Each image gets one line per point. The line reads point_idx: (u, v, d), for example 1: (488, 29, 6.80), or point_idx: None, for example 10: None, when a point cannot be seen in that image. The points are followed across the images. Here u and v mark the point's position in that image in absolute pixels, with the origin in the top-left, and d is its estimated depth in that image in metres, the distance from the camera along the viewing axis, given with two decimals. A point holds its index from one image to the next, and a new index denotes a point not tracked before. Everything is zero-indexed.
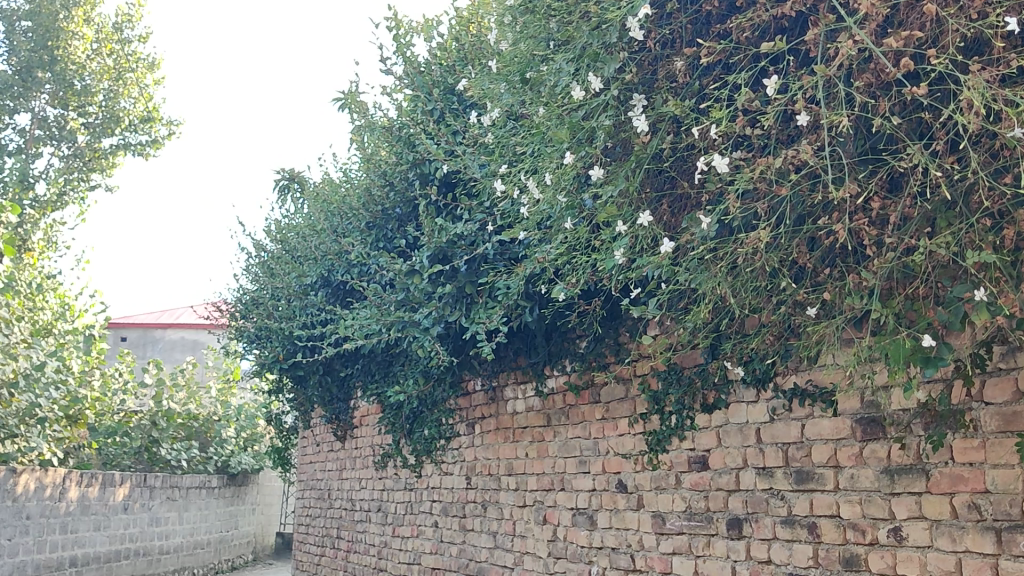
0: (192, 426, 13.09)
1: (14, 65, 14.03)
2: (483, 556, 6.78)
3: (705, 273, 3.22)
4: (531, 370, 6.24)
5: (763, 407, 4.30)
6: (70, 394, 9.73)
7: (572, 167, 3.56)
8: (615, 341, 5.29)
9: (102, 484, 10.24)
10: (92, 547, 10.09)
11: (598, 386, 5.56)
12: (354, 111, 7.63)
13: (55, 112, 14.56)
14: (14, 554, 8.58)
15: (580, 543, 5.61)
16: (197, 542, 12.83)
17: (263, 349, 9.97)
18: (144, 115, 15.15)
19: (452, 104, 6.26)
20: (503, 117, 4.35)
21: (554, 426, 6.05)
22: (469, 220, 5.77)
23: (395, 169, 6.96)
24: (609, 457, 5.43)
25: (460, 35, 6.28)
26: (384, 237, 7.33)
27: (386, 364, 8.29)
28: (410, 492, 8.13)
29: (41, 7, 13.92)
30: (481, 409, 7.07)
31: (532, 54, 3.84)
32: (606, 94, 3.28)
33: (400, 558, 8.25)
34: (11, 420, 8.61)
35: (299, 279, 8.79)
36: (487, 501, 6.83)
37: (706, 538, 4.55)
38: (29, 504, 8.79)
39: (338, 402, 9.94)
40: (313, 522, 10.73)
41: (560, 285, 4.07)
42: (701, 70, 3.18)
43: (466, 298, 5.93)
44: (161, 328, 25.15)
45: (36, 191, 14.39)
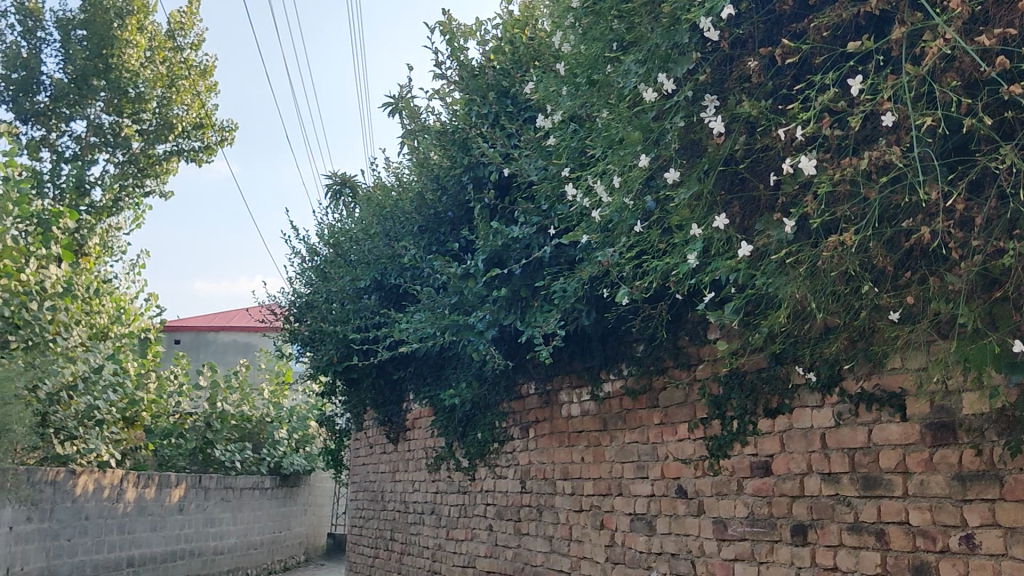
0: (245, 427, 13.22)
1: (70, 73, 14.23)
2: (539, 560, 6.74)
3: (783, 277, 3.14)
4: (587, 374, 6.19)
5: (828, 412, 4.19)
6: (128, 396, 9.89)
7: (643, 170, 3.51)
8: (675, 344, 5.22)
9: (158, 485, 10.40)
10: (149, 547, 10.23)
11: (657, 390, 5.48)
12: (406, 115, 7.65)
13: (110, 119, 14.74)
14: (74, 554, 8.70)
15: (638, 548, 5.54)
16: (251, 542, 12.98)
17: (317, 351, 10.03)
18: (197, 121, 15.50)
19: (506, 107, 6.20)
20: (564, 121, 4.30)
21: (611, 430, 5.98)
22: (526, 224, 5.71)
23: (449, 173, 6.94)
24: (668, 462, 5.34)
25: (514, 38, 6.24)
26: (437, 241, 7.35)
27: (439, 367, 8.30)
28: (464, 495, 8.13)
29: (96, 15, 14.02)
30: (535, 413, 7.01)
31: (598, 57, 3.80)
32: (679, 95, 3.24)
33: (454, 560, 8.23)
34: (71, 422, 8.74)
35: (353, 283, 8.81)
36: (542, 505, 6.78)
37: (770, 544, 4.46)
38: (87, 505, 8.92)
39: (390, 405, 9.97)
40: (367, 524, 10.78)
41: (625, 288, 4.00)
42: (775, 71, 3.13)
43: (521, 302, 5.85)
44: (213, 330, 25.56)
45: (92, 197, 14.62)
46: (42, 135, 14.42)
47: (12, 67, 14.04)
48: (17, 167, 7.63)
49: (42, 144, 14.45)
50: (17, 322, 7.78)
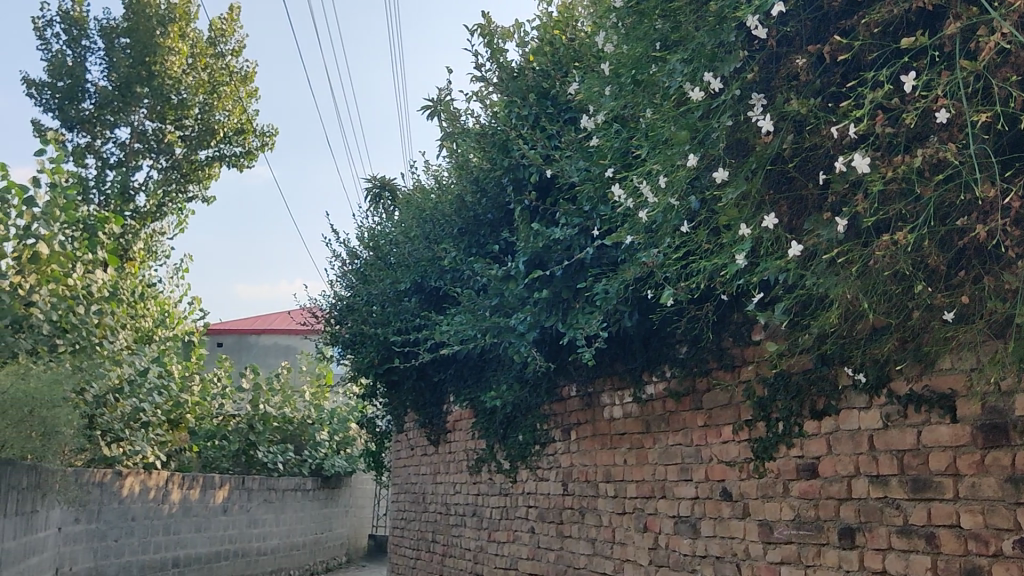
0: (287, 429, 13.33)
1: (114, 81, 14.50)
2: (583, 562, 6.71)
3: (834, 276, 3.10)
4: (629, 375, 6.16)
5: (876, 413, 4.11)
6: (173, 398, 10.02)
7: (689, 169, 3.48)
8: (718, 345, 5.17)
9: (202, 486, 10.52)
10: (194, 547, 10.35)
11: (701, 392, 5.43)
12: (445, 118, 7.67)
13: (154, 125, 14.89)
14: (121, 554, 8.82)
15: (682, 550, 5.50)
16: (294, 543, 13.08)
17: (358, 353, 10.07)
18: (238, 126, 15.60)
19: (546, 108, 6.18)
20: (607, 122, 4.29)
21: (654, 432, 5.94)
22: (567, 225, 5.68)
23: (489, 175, 6.93)
24: (713, 464, 5.29)
25: (554, 39, 6.23)
26: (477, 243, 7.35)
27: (479, 369, 8.30)
28: (506, 497, 8.12)
29: (138, 24, 14.42)
30: (577, 415, 6.99)
31: (641, 56, 3.79)
32: (727, 94, 3.22)
33: (496, 563, 8.23)
34: (117, 424, 8.86)
35: (393, 285, 8.85)
36: (585, 507, 6.75)
37: (817, 547, 4.40)
38: (133, 505, 9.05)
39: (430, 407, 9.99)
40: (408, 526, 10.80)
41: (669, 289, 3.96)
42: (823, 68, 3.10)
43: (562, 304, 5.81)
44: (255, 333, 25.83)
45: (137, 203, 14.82)
46: (87, 141, 14.64)
47: (58, 75, 14.39)
48: (64, 172, 7.70)
49: (88, 150, 14.66)
50: (65, 325, 7.71)
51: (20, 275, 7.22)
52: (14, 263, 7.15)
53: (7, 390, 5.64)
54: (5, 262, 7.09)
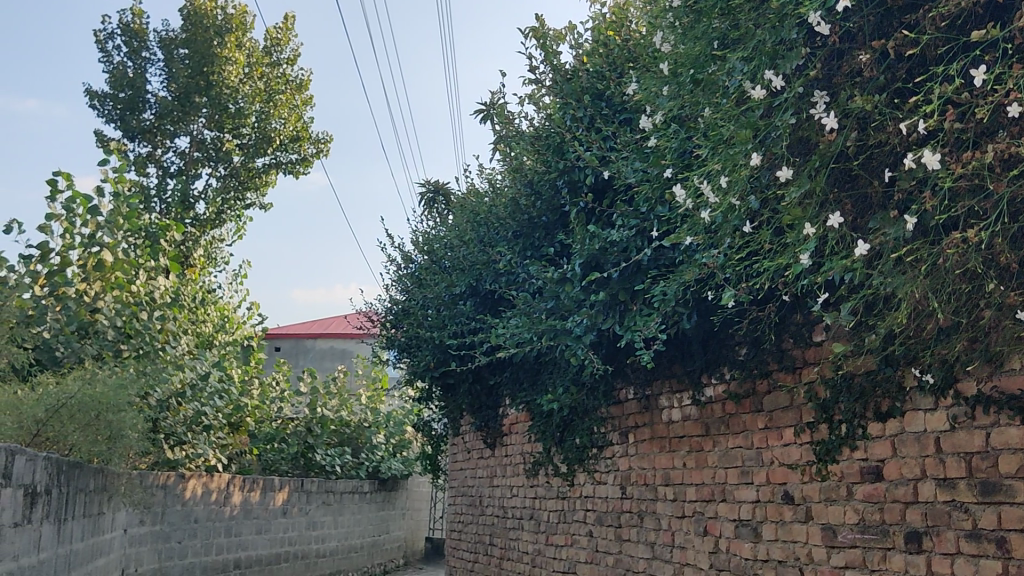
0: (344, 432, 13.46)
1: (174, 91, 14.84)
2: (642, 566, 6.67)
3: (902, 277, 3.04)
4: (688, 378, 6.11)
5: (943, 415, 4.02)
6: (233, 402, 10.19)
7: (751, 169, 3.44)
8: (779, 347, 5.10)
9: (262, 488, 10.67)
10: (255, 549, 10.51)
11: (761, 394, 5.36)
12: (499, 122, 7.68)
13: (212, 134, 15.12)
14: (184, 556, 8.99)
15: (743, 554, 5.43)
16: (352, 545, 13.20)
17: (414, 356, 10.13)
18: (294, 134, 15.75)
19: (602, 109, 6.13)
20: (664, 122, 4.26)
21: (713, 435, 5.88)
22: (624, 226, 5.65)
23: (543, 178, 6.91)
24: (774, 467, 5.22)
25: (608, 39, 6.20)
26: (531, 246, 7.35)
27: (535, 373, 8.29)
28: (563, 500, 8.11)
29: (197, 34, 14.78)
30: (635, 418, 6.95)
31: (699, 55, 3.76)
32: (789, 91, 3.19)
33: (555, 566, 8.22)
34: (180, 428, 9.05)
35: (448, 289, 8.88)
36: (644, 510, 6.71)
37: (882, 552, 4.32)
38: (196, 508, 9.22)
39: (486, 410, 10.00)
40: (465, 529, 10.83)
41: (730, 291, 3.92)
42: (887, 64, 3.06)
43: (619, 307, 5.77)
44: (312, 338, 26.10)
45: (196, 211, 15.01)
46: (148, 151, 14.95)
47: (119, 87, 14.78)
48: (127, 182, 7.88)
49: (149, 160, 14.97)
50: (129, 331, 7.82)
51: (85, 282, 7.41)
52: (80, 270, 7.36)
53: (75, 394, 5.72)
54: (71, 269, 7.31)
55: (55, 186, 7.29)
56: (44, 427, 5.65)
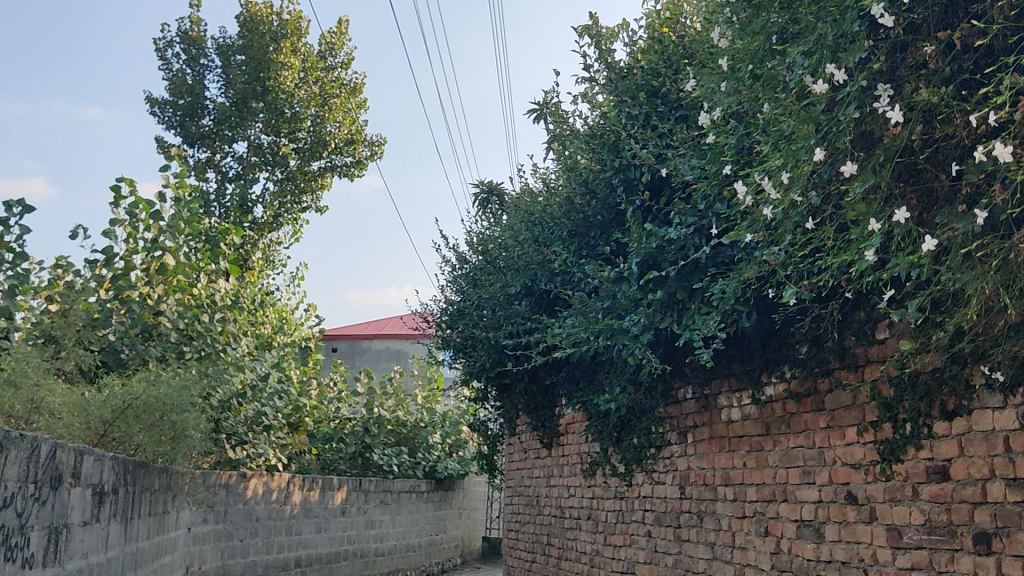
0: (401, 432, 13.57)
1: (232, 97, 15.11)
2: (702, 566, 6.62)
3: (971, 273, 2.98)
4: (747, 377, 6.04)
5: (1012, 413, 3.92)
6: (292, 402, 10.34)
7: (813, 165, 3.39)
8: (840, 345, 5.03)
9: (321, 488, 10.81)
10: (315, 548, 10.65)
11: (823, 393, 5.28)
12: (553, 122, 7.69)
13: (269, 139, 15.31)
14: (246, 554, 9.14)
15: (806, 555, 5.36)
16: (410, 545, 13.31)
17: (470, 357, 10.17)
18: (349, 137, 15.91)
19: (657, 107, 6.10)
20: (723, 118, 4.22)
21: (773, 435, 5.81)
22: (681, 224, 5.60)
23: (598, 177, 6.89)
24: (837, 467, 5.14)
25: (662, 36, 6.16)
26: (587, 245, 7.34)
27: (592, 372, 8.27)
28: (622, 500, 8.08)
29: (253, 41, 15.03)
30: (693, 418, 6.90)
31: (758, 50, 3.73)
32: (853, 85, 3.15)
33: (613, 566, 8.19)
34: (241, 428, 9.21)
35: (504, 289, 8.89)
36: (704, 511, 6.66)
37: (949, 554, 4.23)
38: (258, 507, 9.37)
39: (543, 410, 10.00)
40: (523, 529, 10.85)
41: (791, 288, 3.86)
42: (953, 56, 3.02)
43: (677, 305, 5.73)
44: (368, 339, 26.37)
45: (255, 214, 15.19)
46: (208, 156, 15.21)
47: (179, 94, 15.15)
48: (188, 187, 8.04)
49: (208, 165, 15.23)
50: (191, 333, 7.99)
51: (149, 286, 7.59)
52: (143, 275, 7.53)
53: (140, 395, 5.83)
54: (135, 274, 7.46)
55: (118, 192, 7.47)
56: (111, 428, 5.75)
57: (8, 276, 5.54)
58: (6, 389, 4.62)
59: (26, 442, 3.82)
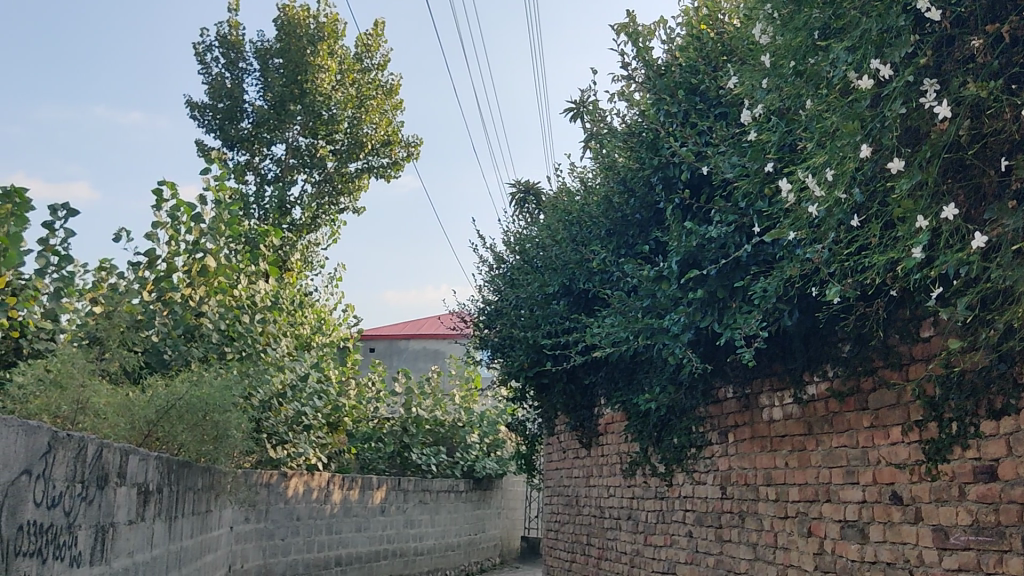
0: (439, 432, 13.62)
1: (270, 100, 15.25)
2: (744, 567, 6.57)
3: (1021, 269, 2.93)
4: (789, 376, 5.99)
5: None
6: (331, 402, 10.41)
7: (857, 161, 3.36)
8: (884, 343, 4.97)
9: (361, 487, 10.87)
10: (355, 547, 10.72)
11: (866, 392, 5.22)
12: (590, 121, 7.68)
13: (307, 141, 15.40)
14: (288, 552, 9.23)
15: (850, 556, 5.31)
16: (449, 544, 13.35)
17: (508, 356, 10.18)
18: (385, 138, 16.00)
19: (696, 104, 6.06)
20: (764, 115, 4.19)
21: (816, 434, 5.75)
22: (721, 223, 5.57)
23: (637, 175, 6.86)
24: (881, 467, 5.07)
25: (701, 33, 6.13)
26: (626, 244, 7.32)
27: (631, 372, 8.25)
28: (662, 500, 8.04)
29: (291, 44, 15.20)
30: (734, 417, 6.85)
31: (801, 45, 3.70)
32: (899, 80, 3.12)
33: (654, 566, 8.16)
34: (282, 428, 9.30)
35: (542, 289, 8.89)
36: (745, 511, 6.61)
37: (998, 555, 4.17)
38: (298, 506, 9.45)
39: (582, 409, 9.98)
40: (562, 528, 10.84)
41: (834, 286, 3.82)
42: (1002, 49, 2.99)
43: (717, 304, 5.69)
44: (405, 339, 26.49)
45: (293, 216, 15.29)
46: (247, 159, 15.37)
47: (218, 98, 15.35)
48: (228, 189, 8.14)
49: (247, 168, 15.38)
50: (232, 334, 8.08)
51: (191, 287, 7.67)
52: (185, 276, 7.62)
53: (183, 395, 5.91)
54: (177, 275, 7.57)
55: (160, 195, 7.59)
56: (155, 428, 5.84)
57: (55, 278, 5.63)
58: (53, 389, 4.72)
59: (74, 441, 3.88)
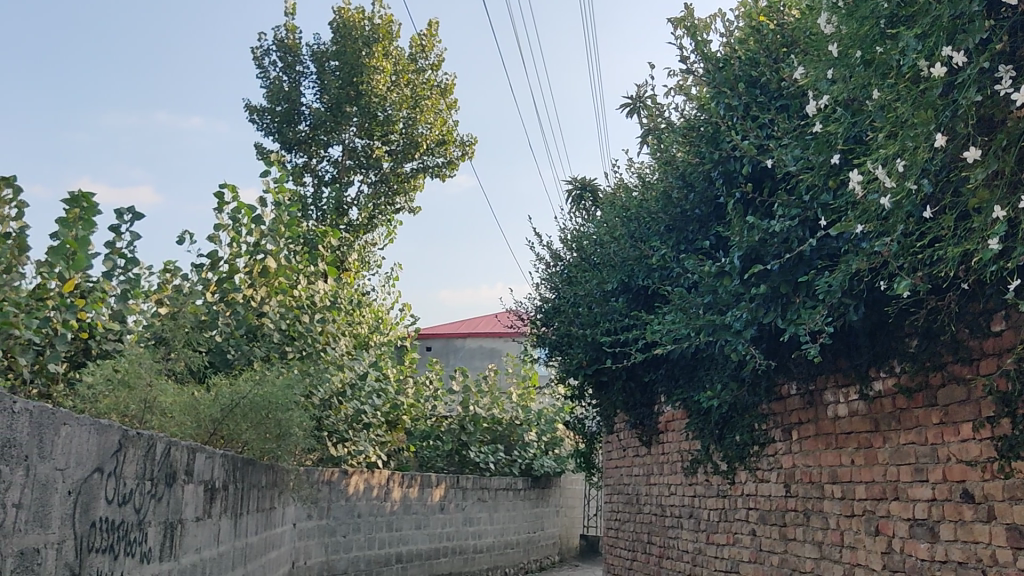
0: (497, 430, 13.65)
1: (327, 102, 15.41)
2: (809, 566, 6.48)
3: None
4: (854, 372, 5.88)
5: None
6: (390, 400, 10.51)
7: (929, 151, 3.29)
8: (954, 338, 4.86)
9: (420, 484, 10.95)
10: (415, 544, 10.79)
11: (935, 388, 5.10)
12: (647, 117, 7.63)
13: (363, 142, 15.55)
14: (349, 549, 9.34)
15: (920, 555, 5.20)
16: (508, 542, 13.38)
17: (566, 354, 10.15)
18: (440, 138, 16.06)
19: (757, 97, 5.98)
20: (830, 107, 4.11)
21: (883, 431, 5.64)
22: (784, 216, 5.48)
23: (696, 170, 6.80)
24: (951, 465, 4.96)
25: (761, 25, 6.06)
26: (685, 239, 7.25)
27: (691, 369, 8.17)
28: (724, 499, 7.96)
29: (346, 46, 15.34)
30: (798, 414, 6.74)
31: (868, 34, 3.63)
32: (974, 66, 3.06)
33: (716, 565, 8.09)
34: (342, 426, 9.40)
35: (600, 286, 8.84)
36: (811, 509, 6.51)
37: None
38: (359, 503, 9.54)
39: (641, 407, 9.93)
40: (622, 527, 10.78)
41: (904, 280, 3.73)
42: None
43: (781, 300, 5.60)
44: (461, 337, 26.63)
45: (350, 216, 15.46)
46: (304, 161, 15.56)
47: (276, 101, 15.55)
48: (287, 191, 8.24)
49: (305, 169, 15.56)
50: (293, 333, 8.20)
51: (252, 288, 7.78)
52: (247, 277, 7.73)
53: (246, 395, 5.99)
54: (239, 276, 7.69)
55: (221, 198, 7.73)
56: (220, 426, 5.94)
57: (121, 281, 5.75)
58: (122, 389, 4.80)
59: (144, 440, 3.96)
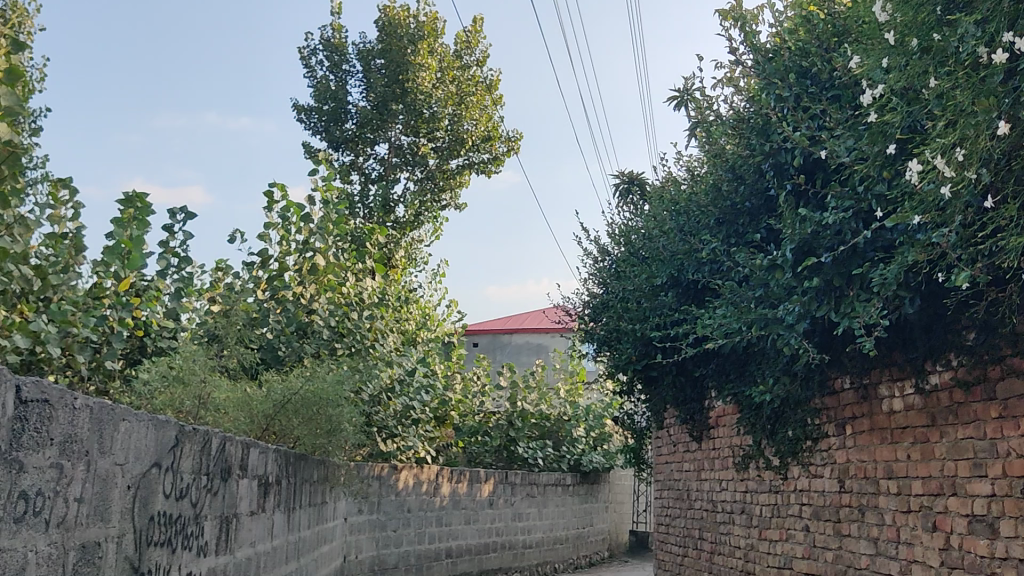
0: (545, 426, 13.65)
1: (373, 100, 15.53)
2: (865, 562, 6.40)
3: None
4: (910, 366, 5.78)
5: None
6: (438, 396, 10.56)
7: (992, 139, 3.26)
8: (1014, 329, 4.76)
9: (469, 480, 10.99)
10: (465, 539, 10.84)
11: (993, 381, 5.01)
12: (695, 110, 7.58)
13: (409, 140, 15.65)
14: (400, 544, 9.42)
15: (979, 552, 5.10)
16: (557, 537, 13.38)
17: (615, 349, 10.11)
18: (485, 133, 16.07)
19: (808, 88, 5.89)
20: (885, 96, 4.05)
21: (940, 426, 5.54)
22: (837, 208, 5.41)
23: (746, 162, 6.73)
24: (1011, 460, 4.85)
25: (811, 14, 5.98)
26: (736, 232, 7.19)
27: (743, 363, 8.10)
28: (777, 494, 7.89)
29: (392, 44, 15.46)
30: (852, 409, 6.65)
31: (926, 22, 3.58)
32: None
33: (769, 561, 8.02)
34: (392, 421, 9.47)
35: (649, 280, 8.79)
36: (866, 505, 6.42)
37: None
38: (409, 498, 9.62)
39: (692, 402, 9.86)
40: (673, 523, 10.73)
41: (963, 271, 3.66)
42: None
43: (835, 292, 5.52)
44: (508, 333, 26.69)
45: (397, 213, 15.55)
46: (352, 159, 15.70)
47: (323, 100, 15.70)
48: (335, 189, 8.31)
49: (352, 168, 15.69)
50: (342, 330, 8.27)
51: (302, 285, 7.83)
52: (296, 275, 7.77)
53: (298, 391, 6.06)
54: (288, 273, 7.76)
55: (271, 196, 7.82)
56: (272, 422, 6.02)
57: (175, 279, 5.84)
58: (176, 385, 4.90)
59: (200, 436, 4.03)
